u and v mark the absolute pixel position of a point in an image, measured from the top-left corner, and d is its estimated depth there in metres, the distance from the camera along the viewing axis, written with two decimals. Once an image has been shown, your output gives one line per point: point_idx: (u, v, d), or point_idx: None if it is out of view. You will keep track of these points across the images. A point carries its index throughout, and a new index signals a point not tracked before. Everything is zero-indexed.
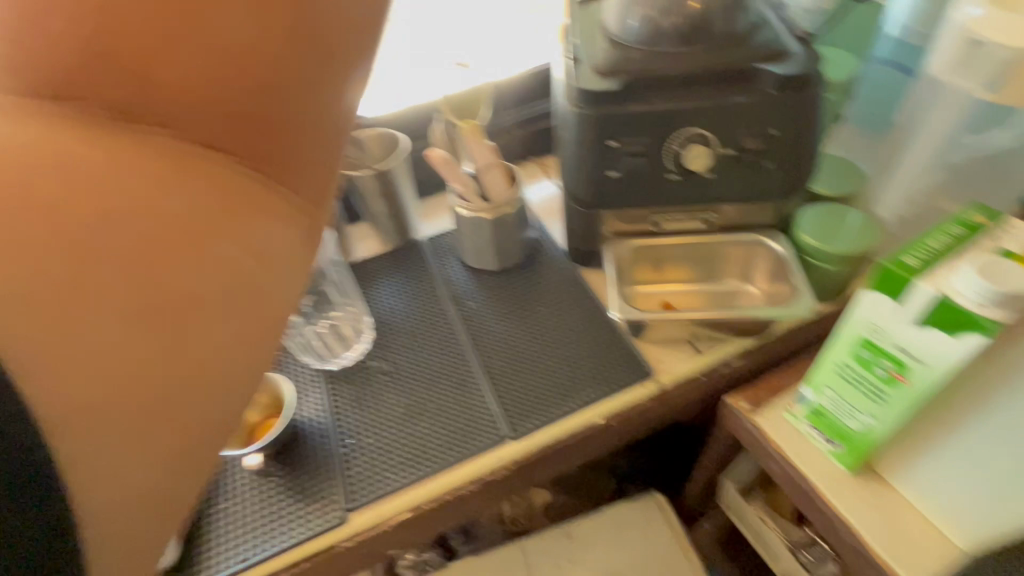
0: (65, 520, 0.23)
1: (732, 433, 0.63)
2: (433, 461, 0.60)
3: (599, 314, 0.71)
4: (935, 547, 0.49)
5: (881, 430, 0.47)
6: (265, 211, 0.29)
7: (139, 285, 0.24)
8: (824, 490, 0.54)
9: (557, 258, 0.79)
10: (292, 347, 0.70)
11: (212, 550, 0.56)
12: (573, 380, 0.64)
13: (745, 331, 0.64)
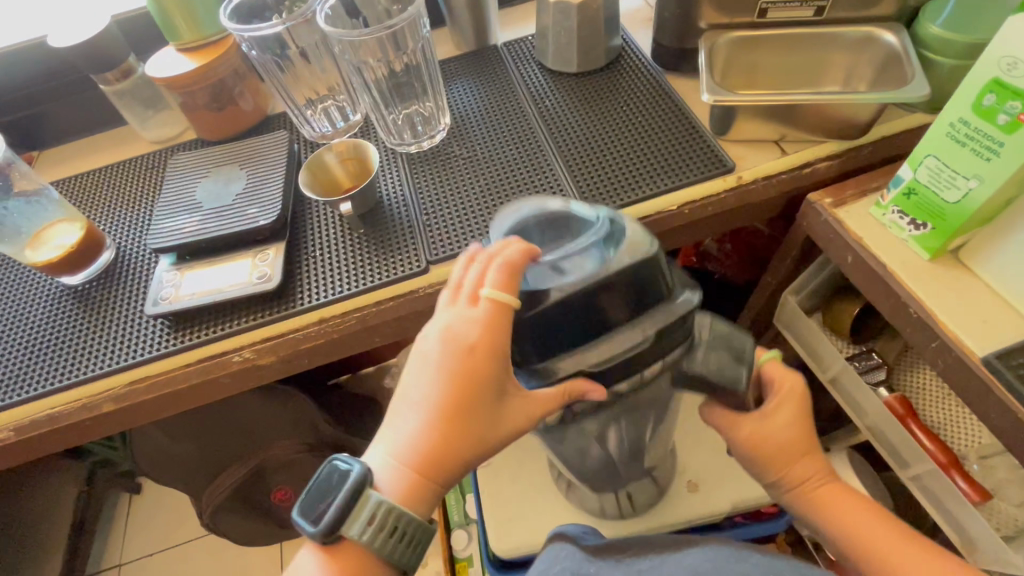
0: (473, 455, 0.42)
1: (806, 235, 0.63)
2: None
3: (680, 115, 0.69)
4: (1006, 325, 0.49)
5: (982, 196, 0.45)
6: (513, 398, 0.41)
7: (495, 443, 0.42)
8: (899, 275, 0.53)
9: (641, 63, 0.75)
10: (378, 128, 0.72)
11: (307, 286, 0.62)
12: (651, 169, 0.64)
13: (839, 131, 0.62)
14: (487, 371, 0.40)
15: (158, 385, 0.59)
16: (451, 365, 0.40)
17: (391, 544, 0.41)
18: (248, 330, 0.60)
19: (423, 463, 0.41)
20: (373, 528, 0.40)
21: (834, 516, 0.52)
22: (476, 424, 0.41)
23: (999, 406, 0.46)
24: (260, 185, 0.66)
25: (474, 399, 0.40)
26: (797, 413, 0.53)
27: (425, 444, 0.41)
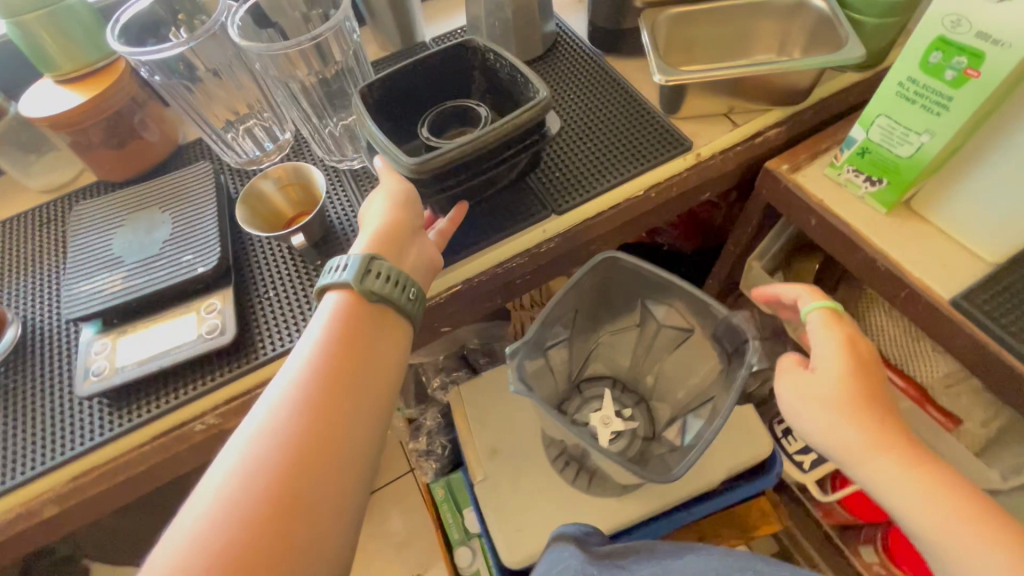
0: (356, 409, 0.42)
1: (767, 202, 0.64)
2: (482, 236, 0.59)
3: (629, 96, 0.67)
4: (963, 266, 0.52)
5: (934, 149, 0.48)
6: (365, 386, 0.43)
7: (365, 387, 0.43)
8: (863, 232, 0.55)
9: (579, 47, 0.73)
10: (314, 145, 0.65)
11: (267, 333, 0.56)
12: (611, 155, 0.63)
13: (784, 97, 0.63)
14: (408, 218, 0.51)
15: (109, 476, 0.51)
16: (387, 204, 0.50)
17: (371, 287, 0.46)
18: (207, 392, 0.53)
19: (379, 247, 0.49)
20: (346, 271, 0.47)
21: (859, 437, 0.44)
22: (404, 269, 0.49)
23: (972, 342, 0.49)
24: (189, 227, 0.58)
25: (401, 227, 0.50)
26: (858, 367, 0.46)
27: (333, 321, 0.45)
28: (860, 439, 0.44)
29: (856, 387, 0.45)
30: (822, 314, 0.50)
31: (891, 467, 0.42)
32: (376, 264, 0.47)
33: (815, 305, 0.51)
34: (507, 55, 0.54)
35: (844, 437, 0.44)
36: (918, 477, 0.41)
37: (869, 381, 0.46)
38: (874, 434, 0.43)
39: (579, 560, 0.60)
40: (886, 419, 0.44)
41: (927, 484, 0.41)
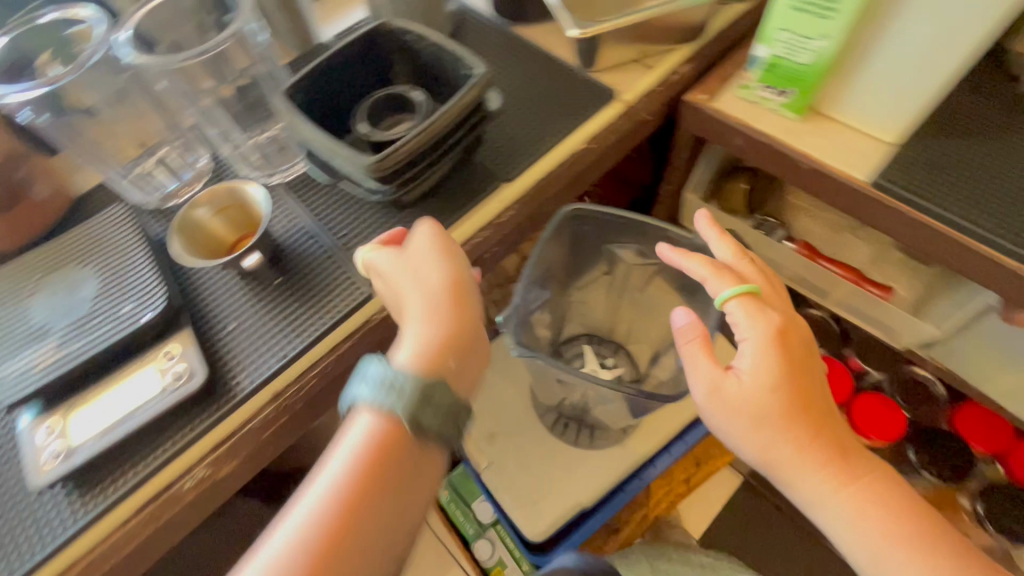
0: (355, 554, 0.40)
1: (693, 134, 0.69)
2: (441, 217, 0.58)
3: (546, 59, 0.69)
4: (870, 150, 0.59)
5: (828, 51, 0.53)
6: (376, 520, 0.42)
7: (377, 525, 0.41)
8: (783, 139, 0.61)
9: (485, 20, 0.73)
10: (237, 163, 0.61)
11: (239, 366, 0.51)
12: (544, 117, 0.64)
13: (687, 33, 0.67)
14: (455, 292, 0.47)
15: (95, 564, 0.45)
16: (437, 274, 0.47)
17: (408, 411, 0.42)
18: (189, 445, 0.48)
19: (434, 350, 0.44)
20: (385, 396, 0.42)
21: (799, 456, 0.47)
22: (458, 364, 0.45)
23: (895, 214, 0.56)
24: (120, 275, 0.52)
25: (457, 304, 0.46)
26: (786, 373, 0.46)
27: (372, 437, 0.42)
28: (807, 459, 0.46)
29: (779, 399, 0.46)
30: (741, 302, 0.48)
31: (826, 485, 0.46)
32: (409, 381, 0.42)
33: (735, 289, 0.49)
34: (435, 35, 0.53)
35: (771, 453, 0.47)
36: (845, 491, 0.46)
37: (803, 394, 0.47)
38: (800, 448, 0.46)
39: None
40: (808, 430, 0.47)
41: (850, 499, 0.46)
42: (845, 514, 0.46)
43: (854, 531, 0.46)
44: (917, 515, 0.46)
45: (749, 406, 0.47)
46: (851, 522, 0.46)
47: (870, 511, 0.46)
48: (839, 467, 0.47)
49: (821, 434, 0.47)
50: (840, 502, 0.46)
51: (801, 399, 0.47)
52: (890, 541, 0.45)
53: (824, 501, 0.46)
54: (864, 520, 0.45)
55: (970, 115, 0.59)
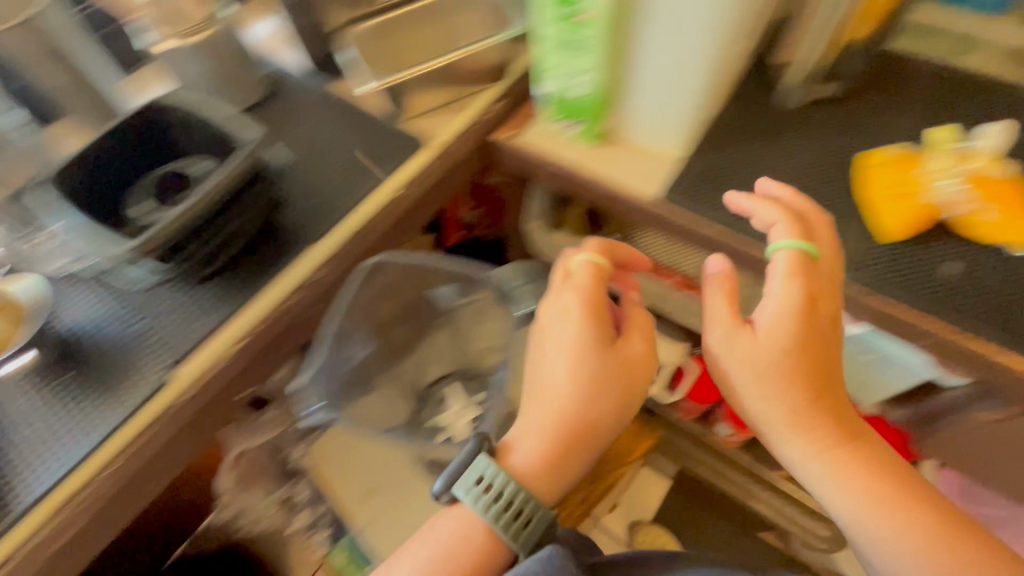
0: None
1: (513, 168, 0.71)
2: (246, 285, 0.57)
3: (359, 112, 0.70)
4: (664, 166, 0.62)
5: (596, 83, 0.57)
6: None
7: None
8: (583, 166, 0.64)
9: (300, 79, 0.74)
10: (26, 255, 0.58)
11: (21, 476, 0.48)
12: (356, 170, 0.65)
13: (490, 74, 0.70)
14: (638, 366, 0.50)
15: None
16: (571, 370, 0.48)
17: (507, 523, 0.45)
18: None
19: (542, 477, 0.47)
20: (486, 495, 0.45)
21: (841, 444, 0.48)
22: (610, 403, 0.48)
23: (686, 225, 0.59)
24: None
25: (604, 376, 0.48)
26: (806, 338, 0.47)
27: (472, 523, 0.46)
28: (851, 464, 0.48)
29: (791, 360, 0.47)
30: (791, 255, 0.48)
31: (850, 469, 0.48)
32: (514, 491, 0.45)
33: (791, 241, 0.49)
34: (203, 107, 0.53)
35: (766, 411, 0.48)
36: (838, 459, 0.48)
37: (827, 376, 0.48)
38: (795, 410, 0.47)
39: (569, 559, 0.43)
40: (831, 383, 0.48)
41: (885, 486, 0.47)
42: (871, 508, 0.47)
43: (882, 524, 0.46)
44: (904, 483, 0.48)
45: (755, 366, 0.47)
46: (896, 521, 0.46)
47: (911, 499, 0.47)
48: (864, 461, 0.48)
49: (836, 402, 0.49)
50: (871, 489, 0.47)
51: (819, 379, 0.48)
52: (920, 530, 0.45)
53: (846, 492, 0.47)
54: (896, 514, 0.46)
55: (745, 126, 0.64)
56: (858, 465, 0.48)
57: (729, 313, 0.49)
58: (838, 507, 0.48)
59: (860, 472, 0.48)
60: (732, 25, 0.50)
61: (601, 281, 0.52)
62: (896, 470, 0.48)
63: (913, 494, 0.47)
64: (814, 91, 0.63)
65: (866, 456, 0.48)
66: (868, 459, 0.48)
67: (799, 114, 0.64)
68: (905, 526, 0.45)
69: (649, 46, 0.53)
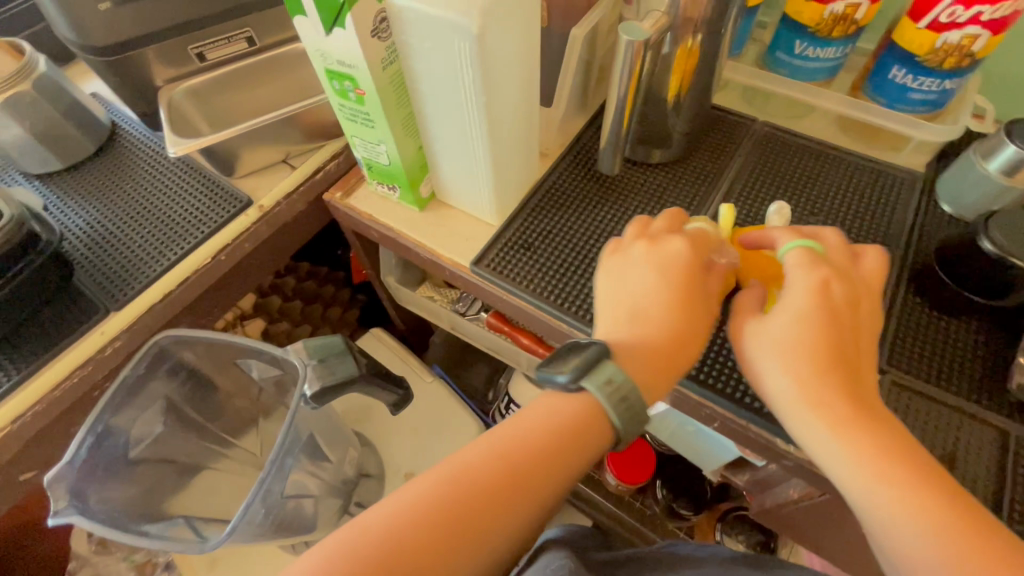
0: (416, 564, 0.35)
1: (351, 228, 0.70)
2: (25, 364, 0.54)
3: (188, 172, 0.68)
4: (483, 233, 0.61)
5: (392, 155, 0.55)
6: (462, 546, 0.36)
7: (469, 509, 0.37)
8: (404, 231, 0.62)
9: (135, 136, 0.72)
10: None
11: None
12: (171, 234, 0.62)
13: (325, 134, 0.69)
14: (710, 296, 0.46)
15: None
16: (650, 279, 0.45)
17: (625, 407, 0.40)
18: None
19: (649, 372, 0.42)
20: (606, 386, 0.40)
21: (845, 417, 0.39)
22: (683, 330, 0.43)
23: (497, 296, 0.58)
24: None
25: (647, 304, 0.44)
26: (822, 316, 0.41)
27: (507, 434, 0.40)
28: (866, 435, 0.38)
29: (802, 332, 0.41)
30: (800, 254, 0.44)
31: (859, 446, 0.38)
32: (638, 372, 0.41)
33: (794, 244, 0.46)
34: None
35: (772, 378, 0.41)
36: (885, 428, 0.39)
37: (829, 342, 0.40)
38: (801, 375, 0.40)
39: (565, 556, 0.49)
40: (798, 369, 0.40)
41: (927, 459, 0.38)
42: (888, 494, 0.36)
43: (894, 509, 0.36)
44: (914, 463, 0.37)
45: (775, 333, 0.42)
46: (907, 515, 0.36)
47: (942, 490, 0.36)
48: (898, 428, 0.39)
49: (862, 376, 0.41)
50: (887, 470, 0.37)
51: (822, 346, 0.40)
52: (927, 527, 0.35)
53: (888, 469, 0.37)
54: (913, 511, 0.35)
55: (567, 189, 0.63)
56: (873, 440, 0.38)
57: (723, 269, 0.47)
58: (845, 484, 0.38)
59: (874, 452, 0.38)
60: (500, 110, 0.48)
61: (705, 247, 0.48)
62: (925, 454, 0.38)
63: (915, 486, 0.36)
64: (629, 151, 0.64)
65: (879, 436, 0.38)
66: (882, 435, 0.38)
67: (620, 180, 0.64)
68: (904, 532, 0.35)
69: (435, 121, 0.51)
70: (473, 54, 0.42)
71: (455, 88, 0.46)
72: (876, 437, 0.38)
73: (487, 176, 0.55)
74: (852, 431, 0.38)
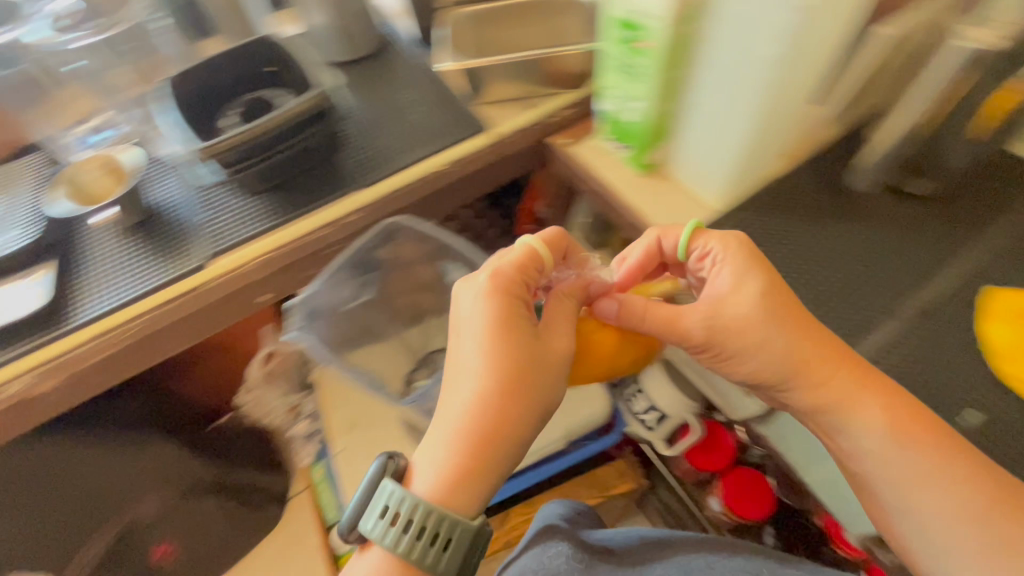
0: None
1: (561, 175, 0.72)
2: (289, 210, 0.65)
3: (439, 89, 0.74)
4: (700, 214, 0.60)
5: (642, 112, 0.56)
6: None
7: None
8: (619, 190, 0.63)
9: (403, 46, 0.79)
10: (145, 138, 0.72)
11: (83, 304, 0.60)
12: (415, 138, 0.70)
13: (567, 82, 0.72)
14: (546, 358, 0.50)
15: None
16: (482, 351, 0.48)
17: (422, 550, 0.43)
18: (16, 357, 0.57)
19: (445, 489, 0.45)
20: (395, 528, 0.44)
21: (886, 411, 0.46)
22: (534, 390, 0.48)
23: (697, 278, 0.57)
24: (13, 205, 0.63)
25: (516, 358, 0.48)
26: (795, 319, 0.49)
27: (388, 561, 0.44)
28: (898, 426, 0.46)
29: (768, 327, 0.49)
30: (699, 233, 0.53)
31: (902, 439, 0.46)
32: (421, 517, 0.43)
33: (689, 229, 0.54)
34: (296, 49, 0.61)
35: (777, 365, 0.50)
36: (923, 430, 0.45)
37: (835, 353, 0.49)
38: (806, 362, 0.49)
39: (568, 544, 0.51)
40: (779, 352, 0.49)
41: (956, 447, 0.45)
42: (921, 478, 0.45)
43: (937, 495, 0.44)
44: (952, 452, 0.44)
45: (723, 329, 0.50)
46: (931, 488, 0.44)
47: (970, 474, 0.44)
48: (919, 417, 0.46)
49: (824, 349, 0.49)
50: (928, 460, 0.45)
51: (812, 334, 0.49)
52: (970, 506, 0.43)
53: (917, 459, 0.45)
54: (947, 491, 0.44)
55: (798, 194, 0.60)
56: (904, 428, 0.46)
57: (566, 328, 0.52)
58: (884, 474, 0.46)
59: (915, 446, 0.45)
60: (784, 90, 0.47)
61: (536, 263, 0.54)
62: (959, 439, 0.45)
63: (941, 471, 0.44)
64: (893, 178, 0.58)
65: (918, 426, 0.46)
66: (915, 424, 0.46)
67: (864, 201, 0.59)
68: (922, 485, 0.45)
69: (703, 89, 0.51)
70: (795, 25, 0.41)
71: (749, 57, 0.45)
72: (918, 429, 0.45)
73: (733, 155, 0.54)
74: (903, 429, 0.46)
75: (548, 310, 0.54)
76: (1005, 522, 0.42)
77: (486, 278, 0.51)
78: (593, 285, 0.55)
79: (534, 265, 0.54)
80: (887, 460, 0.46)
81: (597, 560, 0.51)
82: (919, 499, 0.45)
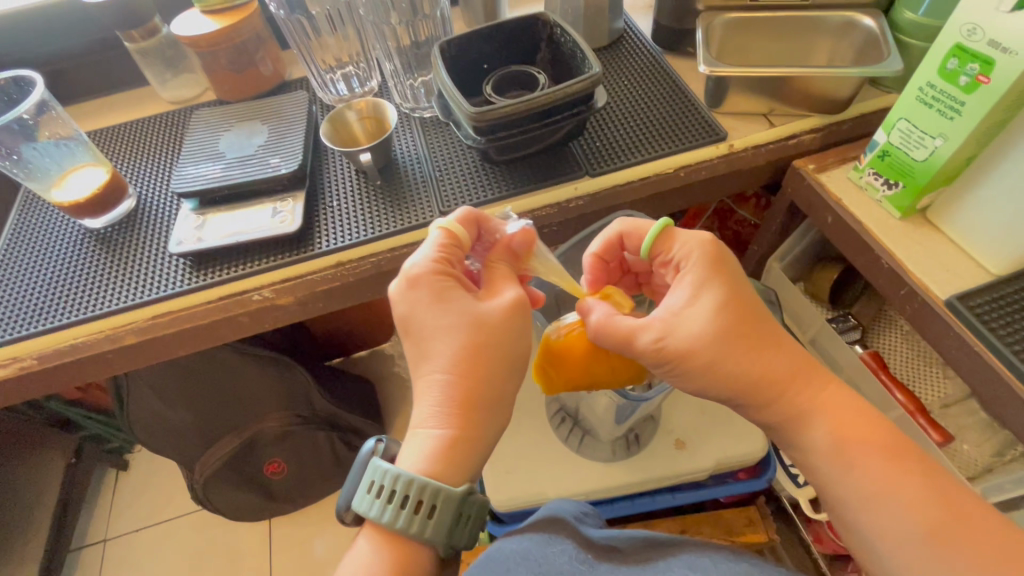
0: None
1: (791, 200, 0.68)
2: (520, 185, 0.67)
3: (677, 92, 0.73)
4: (970, 275, 0.54)
5: (946, 153, 0.51)
6: None
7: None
8: (874, 231, 0.58)
9: (640, 44, 0.80)
10: (395, 93, 0.77)
11: (325, 233, 0.65)
12: (649, 137, 0.69)
13: (822, 105, 0.67)
14: (493, 328, 0.44)
15: (183, 322, 0.62)
16: (432, 330, 0.44)
17: (412, 515, 0.40)
18: (267, 270, 0.63)
19: (438, 462, 0.42)
20: (382, 500, 0.40)
21: (846, 442, 0.42)
22: (493, 368, 0.44)
23: (959, 343, 0.52)
24: (284, 135, 0.70)
25: (469, 338, 0.44)
26: (736, 328, 0.44)
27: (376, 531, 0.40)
28: (863, 455, 0.42)
29: (726, 343, 0.44)
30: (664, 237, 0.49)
31: (857, 466, 0.41)
32: (410, 484, 0.40)
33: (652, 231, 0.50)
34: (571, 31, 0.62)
35: (735, 376, 0.44)
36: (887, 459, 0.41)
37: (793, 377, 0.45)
38: (760, 376, 0.44)
39: (573, 544, 0.44)
40: (746, 366, 0.44)
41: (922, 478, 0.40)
42: (884, 508, 0.40)
43: (898, 529, 0.39)
44: (919, 480, 0.40)
45: (677, 351, 0.44)
46: (899, 518, 0.40)
47: (950, 511, 0.39)
48: (879, 440, 0.42)
49: (795, 366, 0.45)
50: (891, 488, 0.40)
51: (748, 343, 0.44)
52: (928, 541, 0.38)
53: (877, 487, 0.41)
54: (915, 525, 0.39)
55: None
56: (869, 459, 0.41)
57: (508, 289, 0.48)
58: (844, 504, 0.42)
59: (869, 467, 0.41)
60: None
61: (458, 241, 0.48)
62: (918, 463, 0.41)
63: (909, 502, 0.40)
64: None
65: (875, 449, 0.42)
66: (873, 448, 0.42)
67: None
68: (878, 503, 0.40)
69: None
70: None
71: None
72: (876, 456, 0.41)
73: None
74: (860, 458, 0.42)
75: (483, 276, 0.50)
76: (970, 549, 0.38)
77: (401, 283, 0.46)
78: (516, 239, 0.52)
79: (455, 248, 0.48)
80: (841, 478, 0.42)
81: (600, 560, 0.43)
82: (869, 518, 0.41)
